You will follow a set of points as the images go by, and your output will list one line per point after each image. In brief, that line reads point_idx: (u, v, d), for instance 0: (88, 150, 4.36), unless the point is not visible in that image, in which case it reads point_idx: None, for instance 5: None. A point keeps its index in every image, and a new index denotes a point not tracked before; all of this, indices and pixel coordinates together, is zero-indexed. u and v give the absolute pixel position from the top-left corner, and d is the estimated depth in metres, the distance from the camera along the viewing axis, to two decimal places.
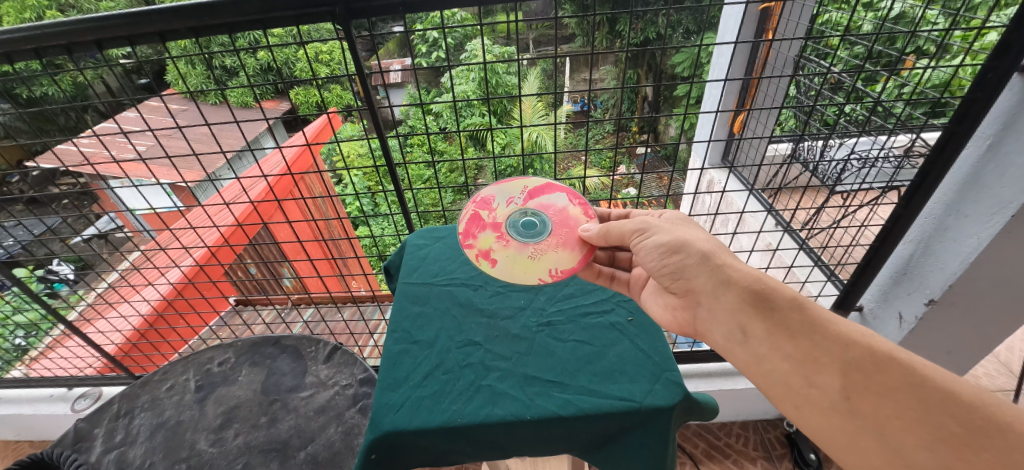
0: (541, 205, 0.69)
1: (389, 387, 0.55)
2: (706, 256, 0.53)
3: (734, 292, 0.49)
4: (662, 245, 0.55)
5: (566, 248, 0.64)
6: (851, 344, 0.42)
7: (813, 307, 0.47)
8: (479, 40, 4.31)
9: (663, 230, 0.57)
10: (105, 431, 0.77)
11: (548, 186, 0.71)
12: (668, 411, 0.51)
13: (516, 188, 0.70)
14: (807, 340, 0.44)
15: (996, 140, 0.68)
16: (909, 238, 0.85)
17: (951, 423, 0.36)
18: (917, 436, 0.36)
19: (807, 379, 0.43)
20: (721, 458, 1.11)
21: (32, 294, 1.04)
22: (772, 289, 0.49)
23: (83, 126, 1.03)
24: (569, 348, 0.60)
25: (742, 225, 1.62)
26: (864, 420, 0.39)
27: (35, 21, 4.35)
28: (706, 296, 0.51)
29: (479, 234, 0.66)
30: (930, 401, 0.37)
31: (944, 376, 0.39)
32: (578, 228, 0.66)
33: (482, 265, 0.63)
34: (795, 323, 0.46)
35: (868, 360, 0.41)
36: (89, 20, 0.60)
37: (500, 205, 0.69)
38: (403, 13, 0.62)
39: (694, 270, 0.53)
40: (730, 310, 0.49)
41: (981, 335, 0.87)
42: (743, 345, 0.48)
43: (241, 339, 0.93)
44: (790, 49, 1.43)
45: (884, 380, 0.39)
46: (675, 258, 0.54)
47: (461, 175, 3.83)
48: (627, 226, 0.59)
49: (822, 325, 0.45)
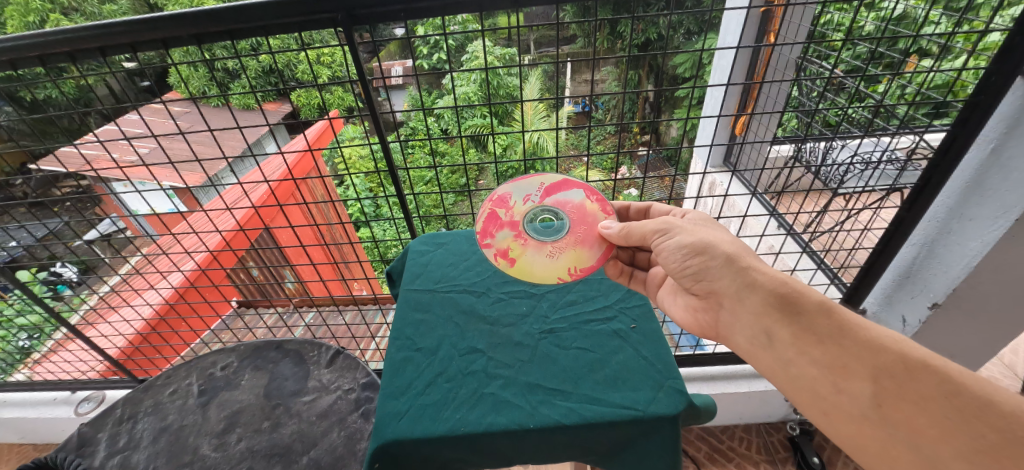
0: (558, 201, 0.65)
1: (391, 395, 0.55)
2: (730, 258, 0.52)
3: (759, 295, 0.49)
4: (683, 245, 0.55)
5: (584, 247, 0.65)
6: (882, 350, 0.42)
7: (841, 311, 0.46)
8: (481, 42, 4.32)
9: (686, 231, 0.56)
10: (109, 435, 0.77)
11: (566, 179, 0.65)
12: (671, 421, 0.50)
13: (533, 183, 0.65)
14: (838, 347, 0.44)
15: (1000, 143, 0.67)
16: (914, 241, 0.83)
17: (989, 434, 0.35)
18: (953, 446, 0.36)
19: (836, 385, 0.43)
20: (724, 461, 1.10)
21: (35, 297, 1.04)
22: (797, 293, 0.48)
23: (88, 131, 1.04)
24: (572, 356, 0.60)
25: (747, 228, 1.61)
26: (897, 428, 0.38)
27: (38, 24, 4.38)
28: (729, 299, 0.52)
29: (496, 233, 0.65)
30: (965, 409, 0.37)
31: (980, 384, 0.38)
32: (597, 225, 0.65)
33: (501, 265, 0.64)
34: (822, 325, 0.45)
35: (900, 367, 0.40)
36: (92, 28, 0.61)
37: (518, 203, 0.65)
38: (406, 20, 0.62)
39: (717, 273, 0.53)
40: (756, 313, 0.49)
41: (988, 341, 0.86)
42: (768, 349, 0.48)
43: (244, 343, 0.94)
44: (792, 51, 1.42)
45: (919, 388, 0.39)
46: (699, 260, 0.54)
47: (462, 177, 3.88)
48: (648, 227, 0.58)
49: (852, 331, 0.44)
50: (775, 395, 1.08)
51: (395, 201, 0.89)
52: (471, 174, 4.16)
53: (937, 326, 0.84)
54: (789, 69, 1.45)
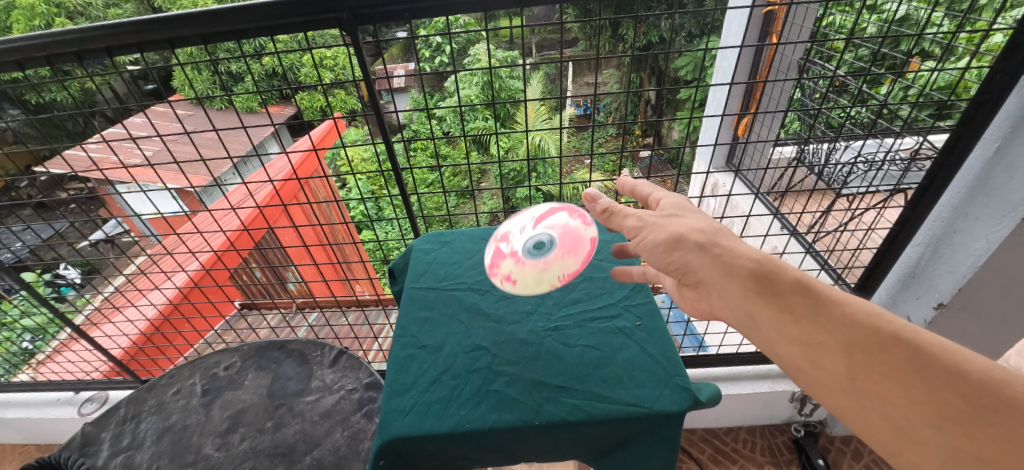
0: (548, 225, 0.65)
1: (397, 392, 0.55)
2: (692, 238, 0.45)
3: (731, 277, 0.42)
4: (643, 225, 0.48)
5: (573, 257, 0.62)
6: (854, 325, 0.36)
7: (814, 285, 0.40)
8: (484, 45, 4.34)
9: (662, 224, 0.47)
10: (112, 435, 0.77)
11: (553, 207, 0.67)
12: (678, 417, 0.50)
13: (525, 216, 0.67)
14: (808, 322, 0.38)
15: (1005, 141, 0.67)
16: (919, 241, 0.83)
17: (954, 402, 0.31)
18: (918, 413, 0.32)
19: (807, 361, 0.37)
20: (727, 463, 1.10)
21: (40, 298, 1.05)
22: (771, 269, 0.41)
23: (92, 134, 1.05)
24: (577, 354, 0.60)
25: (749, 229, 1.61)
26: (869, 401, 0.34)
27: (44, 28, 4.45)
28: (705, 285, 0.44)
29: (501, 265, 0.67)
30: (937, 380, 0.32)
31: (949, 350, 0.33)
32: (584, 237, 0.63)
33: (506, 286, 0.64)
34: (792, 300, 0.39)
35: (869, 338, 0.35)
36: (101, 28, 0.62)
37: (513, 235, 0.67)
38: (410, 19, 0.63)
39: (692, 262, 0.44)
40: (724, 291, 0.42)
41: (994, 343, 0.86)
42: (743, 329, 0.41)
43: (247, 343, 0.94)
44: (794, 53, 1.43)
45: (890, 360, 0.33)
46: (674, 254, 0.45)
47: (465, 179, 3.92)
48: (626, 224, 0.49)
49: (823, 304, 0.38)
50: (780, 397, 1.08)
51: (399, 202, 0.89)
52: (475, 177, 4.18)
53: (942, 327, 0.84)
54: (793, 70, 1.46)
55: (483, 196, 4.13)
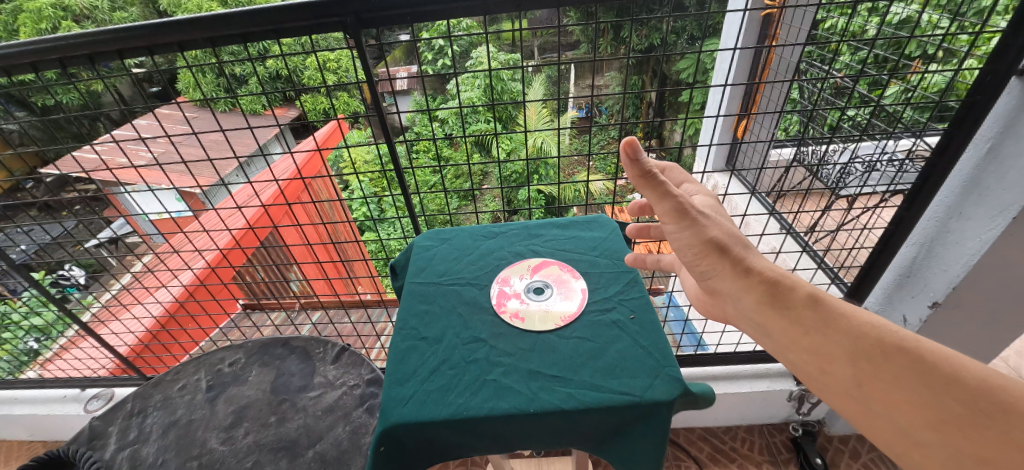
0: (544, 275, 0.74)
1: (397, 382, 0.57)
2: (719, 239, 0.44)
3: (747, 289, 0.42)
4: (682, 212, 0.44)
5: (571, 299, 0.69)
6: (861, 336, 0.36)
7: (826, 298, 0.39)
8: (485, 48, 4.38)
9: (703, 220, 0.45)
10: (119, 429, 0.79)
11: (544, 261, 0.77)
12: (669, 405, 0.52)
13: (523, 268, 0.76)
14: (815, 331, 0.38)
15: (996, 142, 0.68)
16: (914, 241, 0.84)
17: (952, 404, 0.31)
18: (921, 416, 0.32)
19: (814, 368, 0.38)
20: (726, 461, 1.10)
21: (48, 295, 1.07)
22: (784, 283, 0.41)
23: (95, 137, 1.06)
24: (572, 345, 0.61)
25: (748, 229, 1.63)
26: (876, 406, 0.34)
27: (50, 31, 4.53)
28: (724, 295, 0.44)
29: (507, 303, 0.68)
30: (938, 387, 0.32)
31: (952, 357, 0.33)
32: (576, 285, 0.71)
33: (516, 324, 0.65)
34: (802, 310, 0.39)
35: (873, 346, 0.35)
36: (112, 31, 0.63)
37: (514, 280, 0.73)
38: (412, 23, 0.65)
39: (709, 269, 0.44)
40: (737, 300, 0.43)
41: (990, 340, 0.86)
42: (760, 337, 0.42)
43: (252, 339, 0.95)
44: (791, 55, 1.45)
45: (893, 367, 0.34)
46: (701, 255, 0.45)
47: (466, 181, 3.96)
48: (666, 207, 0.45)
49: (834, 316, 0.38)
50: (777, 396, 1.09)
51: (401, 202, 0.90)
52: (476, 179, 4.21)
53: (935, 324, 0.84)
54: (790, 72, 1.47)
55: (484, 198, 4.16)
